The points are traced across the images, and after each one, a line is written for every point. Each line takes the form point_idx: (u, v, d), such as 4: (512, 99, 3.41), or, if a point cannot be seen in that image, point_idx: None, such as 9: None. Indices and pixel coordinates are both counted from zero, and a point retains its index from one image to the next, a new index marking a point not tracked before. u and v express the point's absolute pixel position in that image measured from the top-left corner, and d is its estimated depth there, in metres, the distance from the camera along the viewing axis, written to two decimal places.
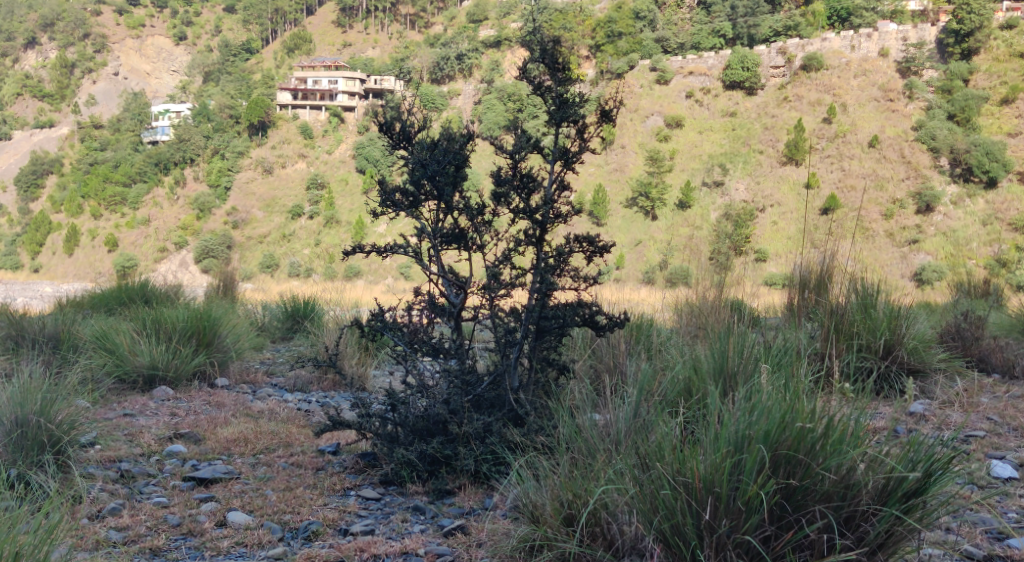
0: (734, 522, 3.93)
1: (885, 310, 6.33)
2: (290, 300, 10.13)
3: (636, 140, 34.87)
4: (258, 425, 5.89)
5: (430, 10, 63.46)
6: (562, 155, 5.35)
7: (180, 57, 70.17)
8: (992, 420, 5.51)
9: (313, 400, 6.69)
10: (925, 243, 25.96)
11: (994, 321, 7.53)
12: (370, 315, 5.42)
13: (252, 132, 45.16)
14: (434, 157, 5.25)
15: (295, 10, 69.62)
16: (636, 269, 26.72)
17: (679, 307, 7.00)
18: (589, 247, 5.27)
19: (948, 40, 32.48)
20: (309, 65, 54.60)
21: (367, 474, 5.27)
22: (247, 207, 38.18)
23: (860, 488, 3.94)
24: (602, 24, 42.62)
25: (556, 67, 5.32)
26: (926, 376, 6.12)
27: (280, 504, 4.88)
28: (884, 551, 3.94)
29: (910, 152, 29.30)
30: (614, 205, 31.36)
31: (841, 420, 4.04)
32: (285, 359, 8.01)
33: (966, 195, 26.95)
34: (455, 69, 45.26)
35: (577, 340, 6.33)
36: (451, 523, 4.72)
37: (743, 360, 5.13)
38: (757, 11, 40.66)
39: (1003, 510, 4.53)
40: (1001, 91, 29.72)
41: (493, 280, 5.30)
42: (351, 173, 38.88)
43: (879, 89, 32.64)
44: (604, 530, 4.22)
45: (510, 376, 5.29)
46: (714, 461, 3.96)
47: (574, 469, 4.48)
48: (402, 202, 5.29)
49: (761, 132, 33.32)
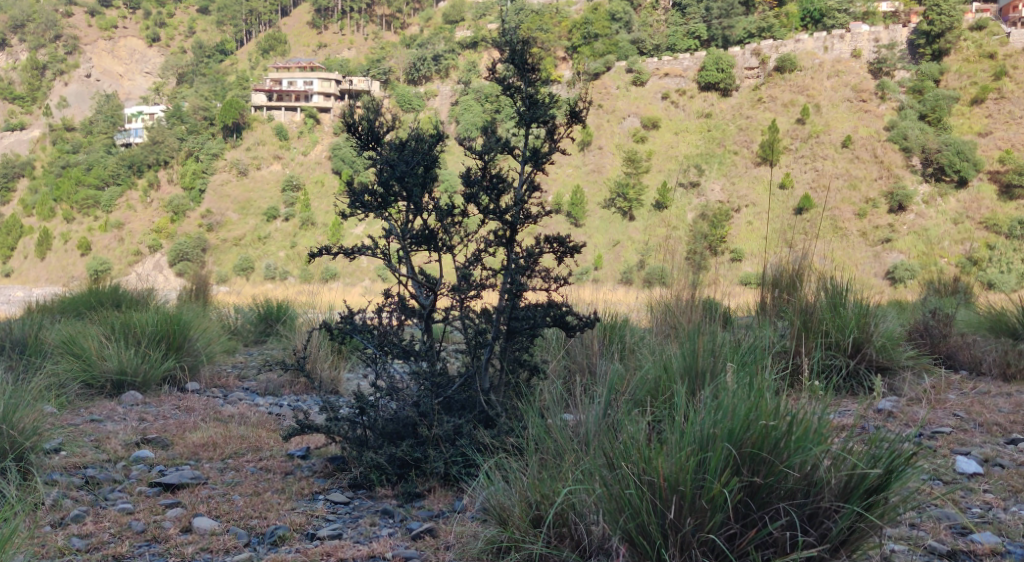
0: (698, 520, 3.95)
1: (854, 308, 6.35)
2: (262, 303, 10.04)
3: (613, 141, 34.84)
4: (228, 430, 5.84)
5: (406, 10, 63.64)
6: (532, 155, 5.32)
7: (154, 59, 68.74)
8: (959, 416, 5.54)
9: (285, 403, 6.65)
10: (897, 242, 26.07)
11: (964, 317, 7.53)
12: (339, 318, 5.38)
13: (226, 133, 44.98)
14: (402, 157, 5.24)
15: (269, 11, 69.46)
16: (614, 270, 26.71)
17: (654, 307, 7.00)
18: (560, 247, 5.24)
19: (919, 41, 33.09)
20: (285, 65, 54.72)
21: (336, 477, 5.22)
22: (221, 209, 38.00)
23: (823, 485, 3.95)
24: (579, 26, 42.72)
25: (526, 68, 5.32)
26: (893, 373, 6.16)
27: (247, 509, 4.84)
28: (847, 547, 3.95)
29: (883, 152, 29.40)
30: (592, 206, 31.35)
31: (805, 417, 4.03)
32: (256, 362, 7.93)
33: (937, 194, 27.22)
34: (431, 69, 45.10)
35: (551, 341, 6.33)
36: (420, 526, 4.70)
37: (712, 360, 5.13)
38: (732, 14, 40.79)
39: (967, 506, 4.55)
40: (972, 91, 30.10)
41: (463, 282, 5.25)
42: (327, 175, 38.93)
43: (852, 91, 32.93)
44: (570, 531, 4.25)
45: (480, 378, 5.26)
46: (678, 461, 3.96)
47: (542, 470, 4.50)
48: (371, 202, 5.26)
49: (736, 134, 33.41)
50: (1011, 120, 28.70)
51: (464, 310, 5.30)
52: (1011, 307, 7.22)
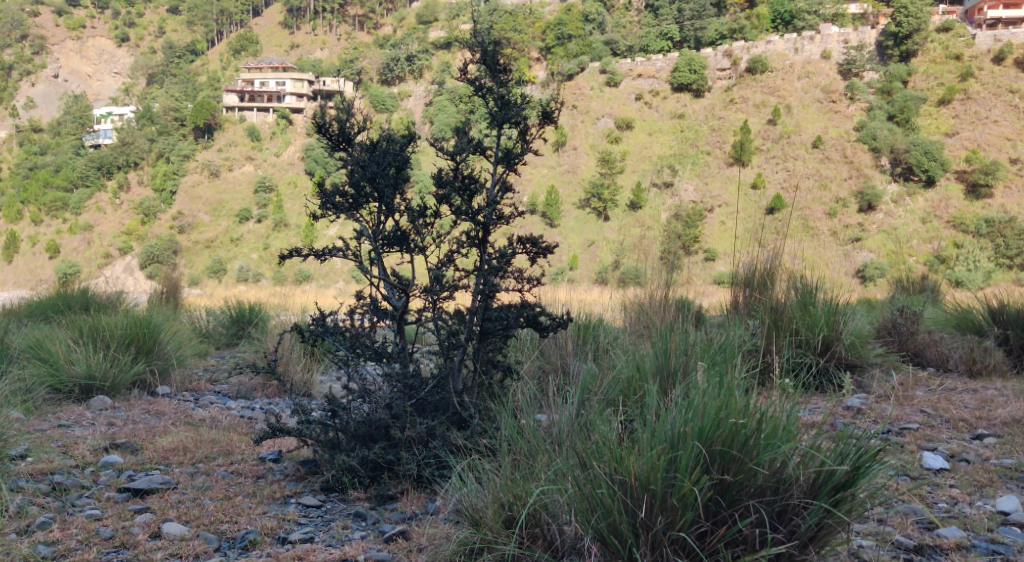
0: (669, 519, 3.97)
1: (824, 306, 6.41)
2: (234, 305, 9.96)
3: (587, 142, 34.88)
4: (199, 434, 5.80)
5: (379, 11, 63.62)
6: (504, 156, 5.32)
7: (123, 59, 67.97)
8: (926, 412, 5.61)
9: (257, 407, 6.61)
10: (867, 241, 26.30)
11: (931, 315, 7.61)
12: (311, 321, 5.36)
13: (198, 134, 44.61)
14: (373, 158, 5.23)
15: (241, 11, 68.94)
16: (589, 270, 26.73)
17: (628, 306, 7.01)
18: (533, 249, 5.24)
19: (887, 43, 33.49)
20: (257, 65, 54.29)
21: (308, 481, 5.20)
22: (193, 211, 37.73)
23: (792, 482, 3.99)
24: (552, 27, 42.79)
25: (497, 69, 5.33)
26: (862, 370, 6.23)
27: (217, 514, 4.82)
28: (815, 544, 3.99)
29: (852, 152, 29.67)
30: (567, 206, 31.36)
31: (774, 416, 4.07)
32: (228, 366, 7.88)
33: (906, 194, 27.50)
34: (405, 69, 45.00)
35: (526, 341, 6.34)
36: (393, 528, 4.69)
37: (683, 359, 5.14)
38: (704, 15, 41.02)
39: (933, 501, 4.60)
40: (939, 92, 30.48)
41: (436, 283, 5.25)
42: (300, 176, 38.81)
43: (822, 91, 33.23)
44: (543, 532, 4.27)
45: (453, 379, 5.25)
46: (650, 460, 3.98)
47: (514, 470, 4.51)
48: (342, 204, 5.25)
49: (709, 134, 33.54)
50: (977, 120, 29.08)
51: (437, 311, 5.29)
52: (978, 305, 7.28)
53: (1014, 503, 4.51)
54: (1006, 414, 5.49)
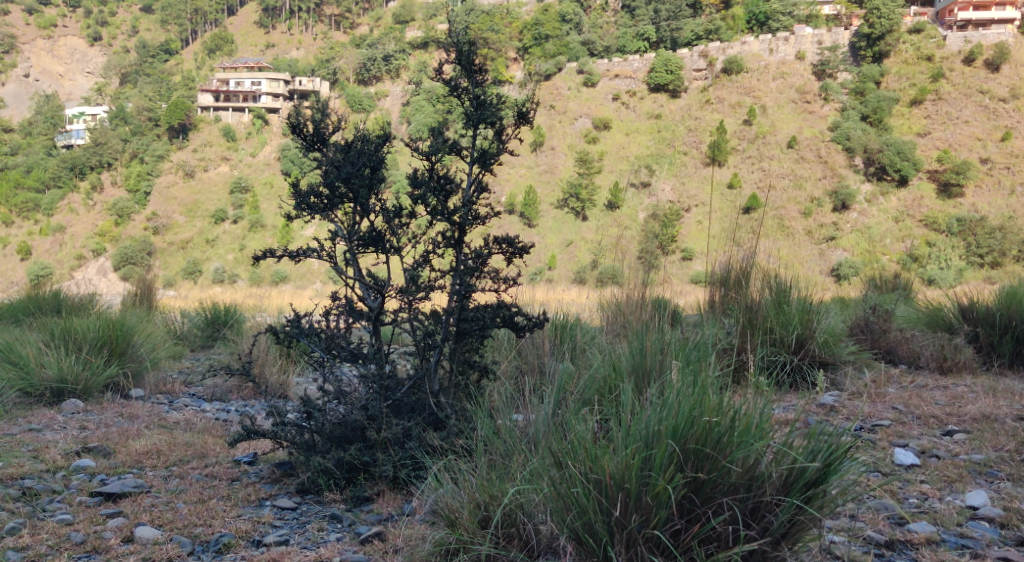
0: (644, 517, 3.99)
1: (798, 305, 6.46)
2: (209, 306, 9.90)
3: (564, 142, 34.92)
4: (173, 437, 5.76)
5: (355, 11, 63.48)
6: (480, 156, 5.32)
7: (96, 58, 67.19)
8: (898, 409, 5.66)
9: (232, 409, 6.58)
10: (841, 239, 26.49)
11: (903, 313, 7.66)
12: (286, 322, 5.33)
13: (172, 135, 44.20)
14: (348, 159, 5.22)
15: (216, 10, 68.39)
16: (567, 270, 26.71)
17: (605, 306, 7.01)
18: (508, 249, 5.25)
19: (860, 44, 33.73)
20: (232, 65, 53.89)
21: (283, 483, 5.19)
22: (168, 212, 37.48)
23: (764, 479, 4.01)
24: (529, 27, 42.84)
25: (472, 69, 5.33)
26: (835, 368, 6.28)
27: (191, 517, 4.80)
28: (787, 540, 4.02)
29: (826, 152, 29.90)
30: (545, 206, 31.37)
31: (747, 413, 4.10)
32: (203, 367, 7.82)
33: (879, 193, 27.73)
34: (382, 69, 44.87)
35: (503, 341, 6.33)
36: (368, 530, 4.68)
37: (658, 357, 5.16)
38: (680, 16, 41.21)
39: (904, 496, 4.65)
40: (910, 93, 30.80)
41: (412, 283, 5.25)
42: (276, 177, 38.77)
43: (797, 92, 33.52)
44: (519, 532, 4.29)
45: (430, 379, 5.23)
46: (624, 458, 4.00)
47: (490, 471, 4.53)
48: (317, 204, 5.23)
49: (685, 135, 33.65)
50: (948, 120, 29.38)
51: (413, 311, 5.28)
52: (948, 302, 7.35)
53: (983, 497, 4.56)
54: (975, 410, 5.55)
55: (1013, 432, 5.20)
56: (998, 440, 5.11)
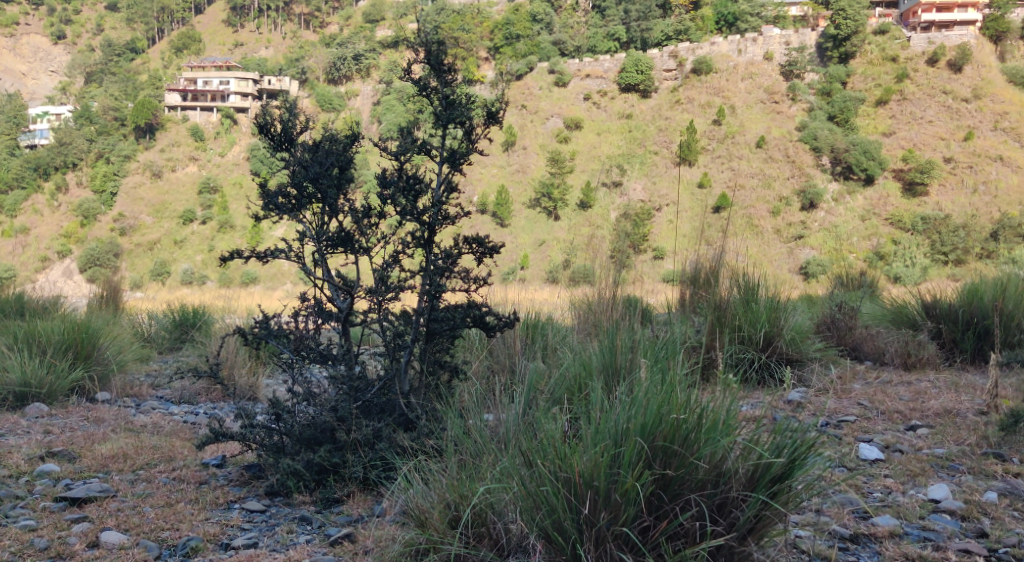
0: (613, 514, 4.01)
1: (766, 302, 6.52)
2: (177, 308, 9.83)
3: (536, 142, 34.90)
4: (140, 440, 5.72)
5: (325, 10, 63.27)
6: (449, 156, 5.32)
7: (59, 57, 65.98)
8: (863, 404, 5.72)
9: (201, 412, 6.54)
10: (809, 238, 26.69)
11: (868, 310, 7.75)
12: (255, 323, 5.30)
13: (139, 134, 43.66)
14: (316, 158, 5.19)
15: (182, 9, 67.75)
16: (539, 269, 26.70)
17: (577, 304, 7.03)
18: (478, 248, 5.25)
19: (827, 45, 34.14)
20: (199, 64, 53.32)
21: (252, 486, 5.15)
22: (135, 213, 37.10)
23: (731, 475, 4.04)
24: (500, 27, 42.86)
25: (441, 69, 5.32)
26: (803, 364, 6.33)
27: (158, 521, 4.77)
28: (754, 535, 4.05)
29: (794, 152, 30.14)
30: (517, 206, 31.38)
31: (714, 411, 4.12)
32: (171, 370, 7.76)
33: (846, 192, 27.95)
34: (352, 69, 44.62)
35: (474, 341, 6.33)
36: (338, 531, 4.67)
37: (628, 355, 5.18)
38: (650, 16, 41.42)
39: (869, 490, 4.70)
40: (876, 94, 31.16)
41: (382, 283, 5.24)
42: (245, 177, 38.67)
43: (765, 92, 33.79)
44: (489, 531, 4.29)
45: (400, 380, 5.22)
46: (592, 457, 4.02)
47: (460, 470, 4.53)
48: (286, 204, 5.20)
49: (656, 134, 33.80)
50: (912, 120, 29.76)
51: (382, 311, 5.27)
52: (913, 299, 7.43)
53: (945, 491, 4.63)
54: (937, 405, 5.63)
55: (973, 426, 5.29)
56: (960, 435, 5.18)
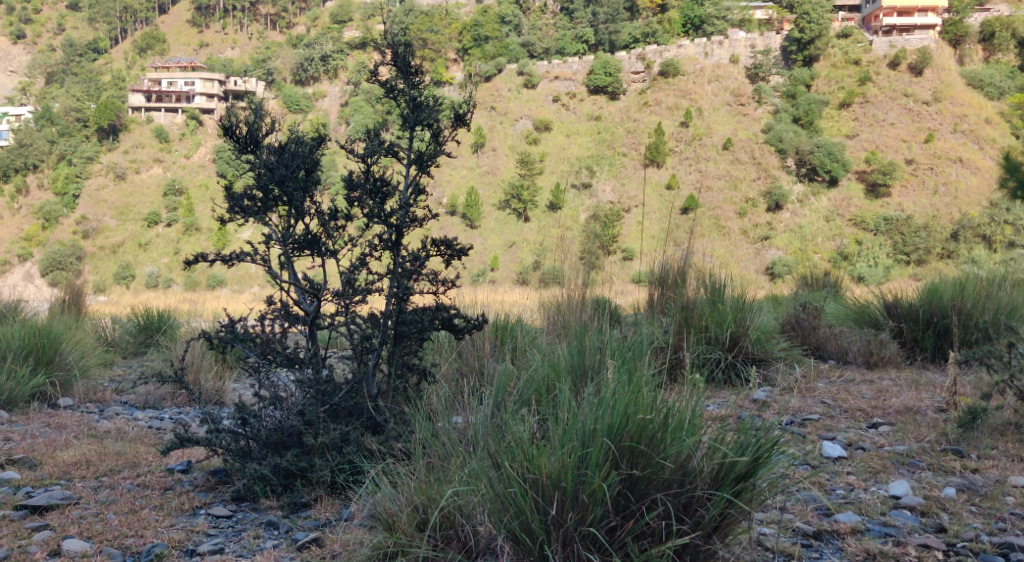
0: (580, 515, 4.03)
1: (732, 303, 6.59)
2: (141, 311, 9.73)
3: (505, 143, 34.88)
4: (103, 447, 5.67)
5: (291, 10, 63.17)
6: (417, 158, 5.31)
7: (19, 57, 65.02)
8: (827, 403, 5.79)
9: (166, 417, 6.49)
10: (775, 239, 26.93)
11: (832, 309, 7.85)
12: (220, 327, 5.26)
13: (102, 136, 43.16)
14: (282, 161, 5.16)
15: (146, 9, 67.07)
16: (509, 271, 26.73)
17: (545, 305, 7.04)
18: (446, 251, 5.26)
19: (791, 48, 34.51)
20: (163, 65, 52.81)
21: (218, 491, 5.13)
22: (98, 215, 36.69)
23: (696, 474, 4.08)
24: (469, 28, 42.62)
25: (408, 71, 5.33)
26: (767, 364, 6.39)
27: (122, 528, 4.73)
28: (719, 533, 4.09)
29: (760, 154, 30.40)
30: (486, 207, 31.38)
31: (679, 411, 4.16)
32: (135, 375, 7.68)
33: (810, 193, 28.23)
34: (319, 70, 44.43)
35: (442, 343, 6.34)
36: (306, 536, 4.66)
37: (595, 356, 5.20)
38: (617, 18, 41.61)
39: (833, 488, 4.76)
40: (840, 96, 31.56)
41: (349, 287, 5.22)
42: (211, 179, 38.40)
43: (731, 95, 34.05)
44: (457, 533, 4.30)
45: (368, 384, 5.23)
46: (560, 458, 4.04)
47: (429, 473, 4.53)
48: (251, 207, 5.17)
49: (625, 136, 33.92)
50: (874, 123, 30.12)
51: (350, 315, 5.25)
52: (874, 299, 7.53)
53: (906, 487, 4.69)
54: (899, 403, 5.70)
55: (933, 424, 5.37)
56: (920, 432, 5.26)
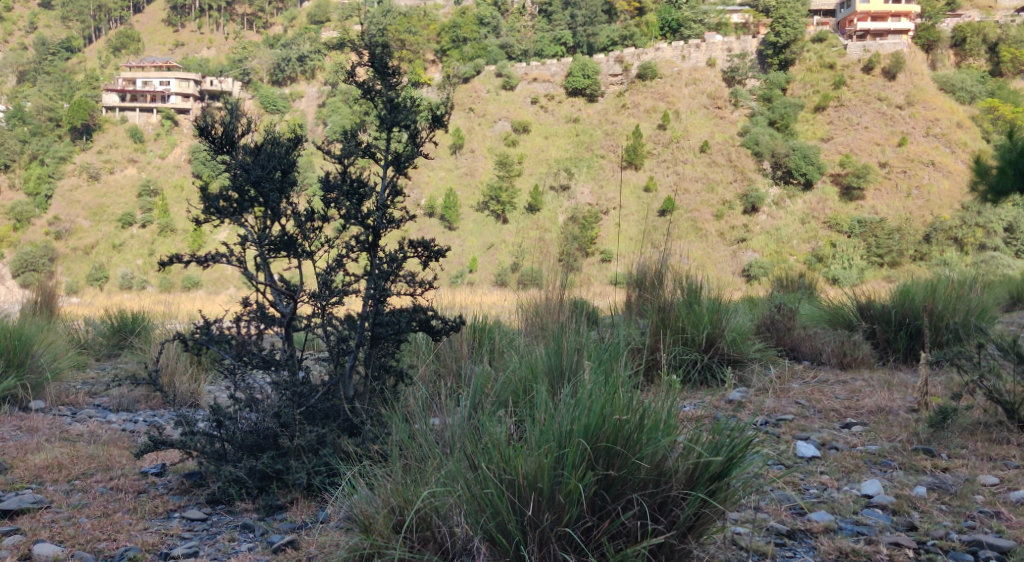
0: (556, 516, 4.05)
1: (708, 305, 6.62)
2: (115, 313, 9.67)
3: (484, 145, 34.85)
4: (76, 450, 5.63)
5: (268, 10, 63.07)
6: (394, 159, 5.30)
7: None
8: (800, 403, 5.84)
9: (139, 419, 6.45)
10: (751, 241, 27.09)
11: (807, 310, 7.91)
12: (195, 329, 5.23)
13: (75, 135, 42.76)
14: (258, 162, 5.14)
15: (121, 8, 66.56)
16: (487, 273, 26.72)
17: (522, 307, 7.05)
18: (424, 252, 5.26)
19: (766, 52, 34.76)
20: (138, 64, 52.32)
21: (192, 493, 5.09)
22: (71, 216, 36.38)
23: (671, 475, 4.10)
24: (447, 29, 42.54)
25: (386, 73, 5.33)
26: (743, 365, 6.44)
27: (94, 531, 4.71)
28: (693, 533, 4.12)
29: (736, 156, 30.52)
30: (464, 208, 31.38)
31: (655, 412, 4.18)
32: (108, 377, 7.63)
33: (786, 196, 28.43)
34: (296, 70, 44.27)
35: (420, 344, 6.32)
36: (281, 539, 4.65)
37: (573, 357, 5.22)
38: (596, 21, 41.81)
39: (806, 487, 4.81)
40: (815, 100, 31.84)
41: (325, 288, 5.20)
42: (186, 180, 38.23)
43: (708, 98, 34.20)
44: (434, 535, 4.28)
45: (344, 385, 5.22)
46: (537, 459, 4.06)
47: (405, 475, 4.52)
48: (227, 208, 5.16)
49: (603, 139, 34.00)
50: (849, 126, 30.35)
51: (326, 316, 5.24)
52: (848, 300, 7.59)
53: (878, 487, 4.74)
54: (871, 403, 5.76)
55: (905, 423, 5.42)
56: (893, 432, 5.32)
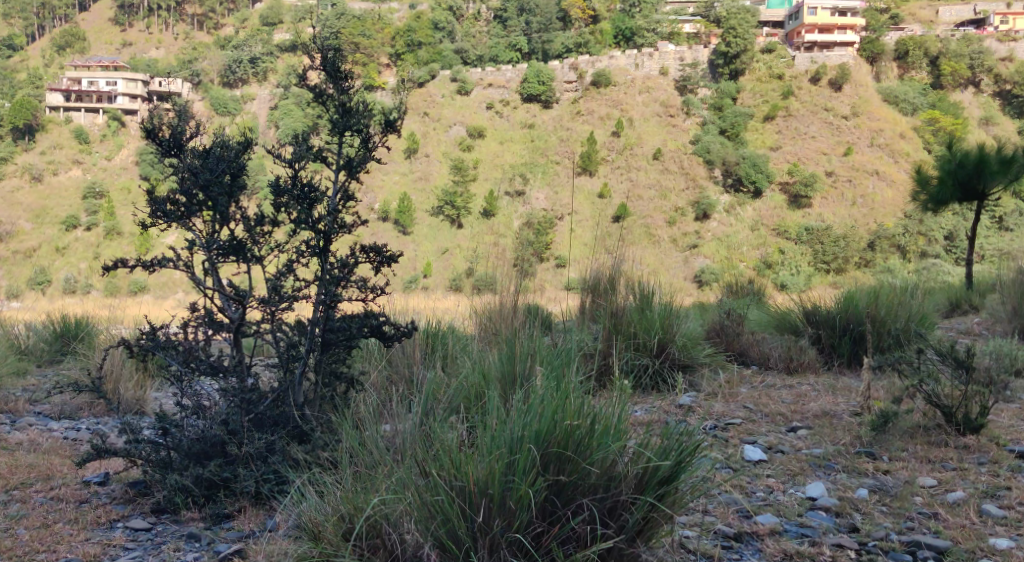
0: (507, 521, 4.06)
1: (659, 311, 6.68)
2: (57, 318, 9.48)
3: (439, 149, 34.81)
4: (15, 459, 5.52)
5: (219, 11, 62.57)
6: (346, 164, 5.28)
7: None
8: (748, 407, 5.90)
9: (82, 427, 6.34)
10: (702, 247, 27.32)
11: (755, 316, 7.99)
12: (141, 334, 5.15)
13: (17, 135, 41.90)
14: (206, 165, 5.09)
15: (66, 6, 65.40)
16: (441, 277, 26.65)
17: (475, 312, 7.04)
18: (376, 258, 5.25)
19: (718, 62, 35.15)
20: (83, 64, 51.10)
21: (137, 503, 5.02)
22: (13, 218, 35.63)
23: (620, 479, 4.14)
24: (402, 33, 42.47)
25: (338, 76, 5.29)
26: (692, 370, 6.51)
27: (33, 543, 4.62)
28: (642, 537, 4.15)
29: (688, 164, 30.80)
30: (418, 213, 31.30)
31: (605, 417, 4.21)
32: (50, 384, 7.50)
33: (736, 203, 28.77)
34: (248, 72, 44.01)
35: (371, 350, 6.29)
36: (228, 547, 4.61)
37: (523, 363, 5.24)
38: (550, 28, 42.34)
39: (753, 491, 4.86)
40: (764, 109, 32.25)
41: (274, 293, 5.14)
42: (133, 183, 37.69)
43: (660, 106, 34.50)
44: (383, 542, 4.23)
45: (294, 392, 5.18)
46: (487, 465, 4.06)
47: (355, 482, 4.49)
48: (174, 212, 5.10)
49: (557, 145, 34.15)
50: (797, 136, 30.86)
51: (275, 322, 5.20)
52: (795, 307, 7.69)
53: (822, 489, 4.81)
54: (817, 407, 5.85)
55: (849, 427, 5.52)
56: (837, 436, 5.40)
